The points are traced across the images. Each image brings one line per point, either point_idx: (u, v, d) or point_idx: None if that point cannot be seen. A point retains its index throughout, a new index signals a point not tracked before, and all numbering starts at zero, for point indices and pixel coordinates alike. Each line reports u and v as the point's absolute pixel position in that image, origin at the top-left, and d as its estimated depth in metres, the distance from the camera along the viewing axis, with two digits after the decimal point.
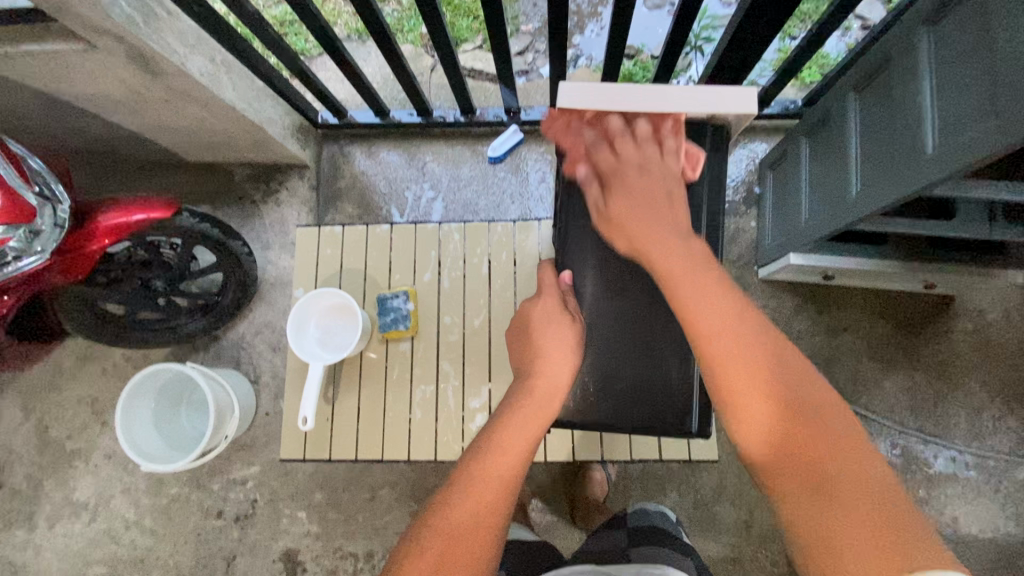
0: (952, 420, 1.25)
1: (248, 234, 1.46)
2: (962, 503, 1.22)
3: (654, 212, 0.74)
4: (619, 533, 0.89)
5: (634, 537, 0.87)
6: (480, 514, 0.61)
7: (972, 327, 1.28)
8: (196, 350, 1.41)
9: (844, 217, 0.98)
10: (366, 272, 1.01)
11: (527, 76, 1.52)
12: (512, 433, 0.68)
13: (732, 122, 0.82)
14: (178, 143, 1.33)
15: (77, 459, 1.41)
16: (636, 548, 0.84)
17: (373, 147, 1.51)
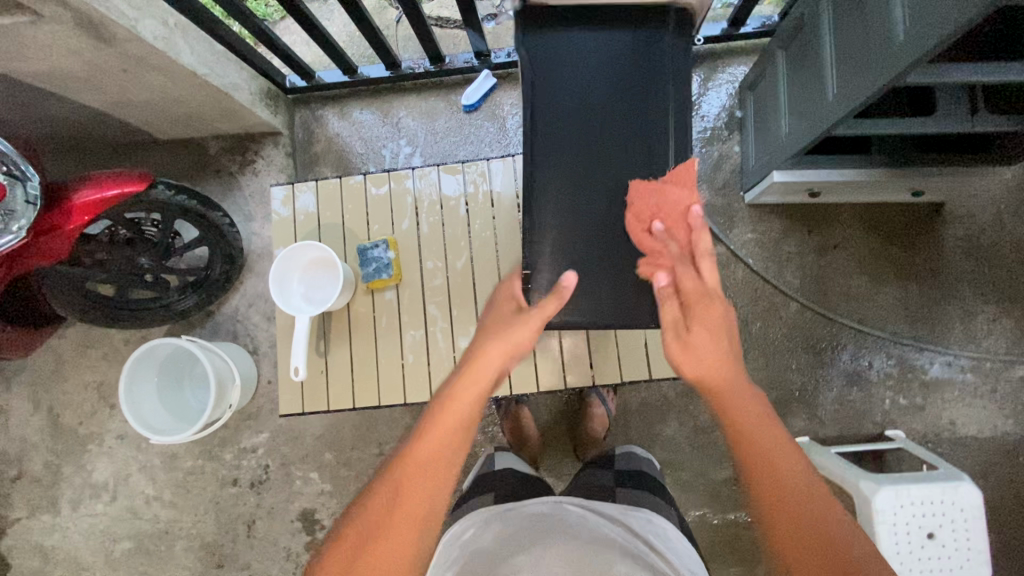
0: (946, 326, 1.25)
1: (230, 207, 1.45)
2: (960, 407, 1.23)
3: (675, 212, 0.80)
4: (604, 471, 0.89)
5: (620, 476, 0.87)
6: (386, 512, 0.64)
7: (963, 232, 1.27)
8: (193, 326, 1.42)
9: (823, 124, 0.96)
10: (344, 225, 1.00)
11: (495, 19, 1.48)
12: (461, 392, 0.70)
13: (694, 4, 0.79)
14: (148, 119, 1.31)
15: (91, 443, 1.44)
16: (624, 489, 0.84)
17: (345, 108, 1.49)
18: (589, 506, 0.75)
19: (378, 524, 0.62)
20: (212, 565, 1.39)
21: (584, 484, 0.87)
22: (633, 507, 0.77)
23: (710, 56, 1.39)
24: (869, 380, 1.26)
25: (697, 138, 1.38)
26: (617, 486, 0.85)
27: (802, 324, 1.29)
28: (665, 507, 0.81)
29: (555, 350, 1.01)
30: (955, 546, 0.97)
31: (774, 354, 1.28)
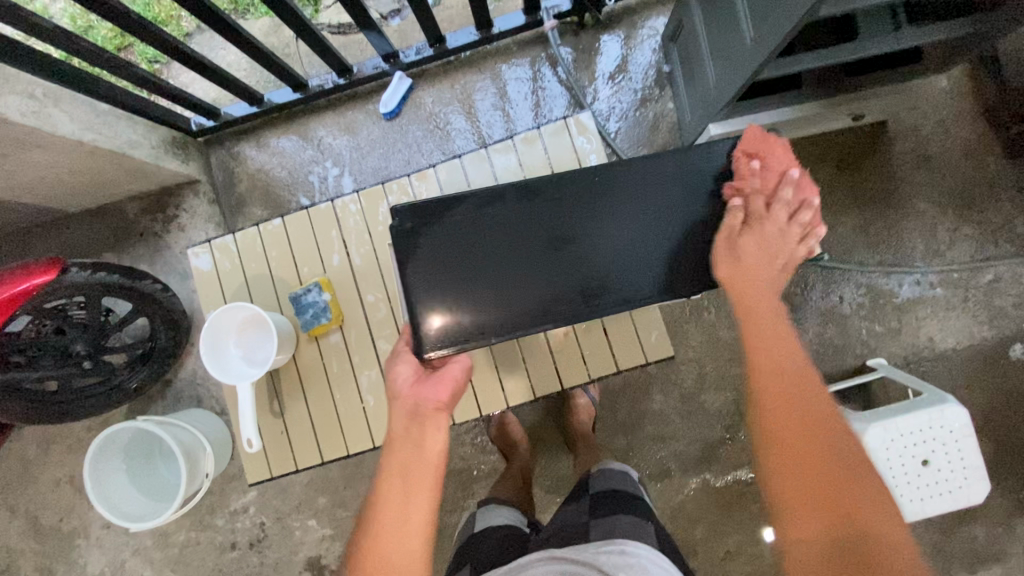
0: (909, 245, 1.24)
1: (163, 268, 1.37)
2: (935, 321, 1.22)
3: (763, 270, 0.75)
4: (584, 503, 0.91)
5: (598, 505, 0.88)
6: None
7: (911, 146, 1.24)
8: (154, 399, 1.36)
9: (747, 69, 0.91)
10: (273, 274, 0.94)
11: (400, 15, 1.40)
12: (392, 462, 0.69)
13: None
14: (50, 195, 1.22)
15: (78, 537, 1.39)
16: (599, 519, 0.84)
17: (262, 139, 1.41)
18: (565, 553, 0.71)
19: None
20: None
21: (563, 525, 0.87)
22: (605, 542, 0.74)
23: (626, 13, 1.33)
24: (844, 313, 1.24)
25: (629, 103, 1.33)
26: (592, 518, 0.85)
27: None
28: (643, 526, 0.81)
29: (518, 359, 0.95)
30: (951, 469, 0.97)
31: None
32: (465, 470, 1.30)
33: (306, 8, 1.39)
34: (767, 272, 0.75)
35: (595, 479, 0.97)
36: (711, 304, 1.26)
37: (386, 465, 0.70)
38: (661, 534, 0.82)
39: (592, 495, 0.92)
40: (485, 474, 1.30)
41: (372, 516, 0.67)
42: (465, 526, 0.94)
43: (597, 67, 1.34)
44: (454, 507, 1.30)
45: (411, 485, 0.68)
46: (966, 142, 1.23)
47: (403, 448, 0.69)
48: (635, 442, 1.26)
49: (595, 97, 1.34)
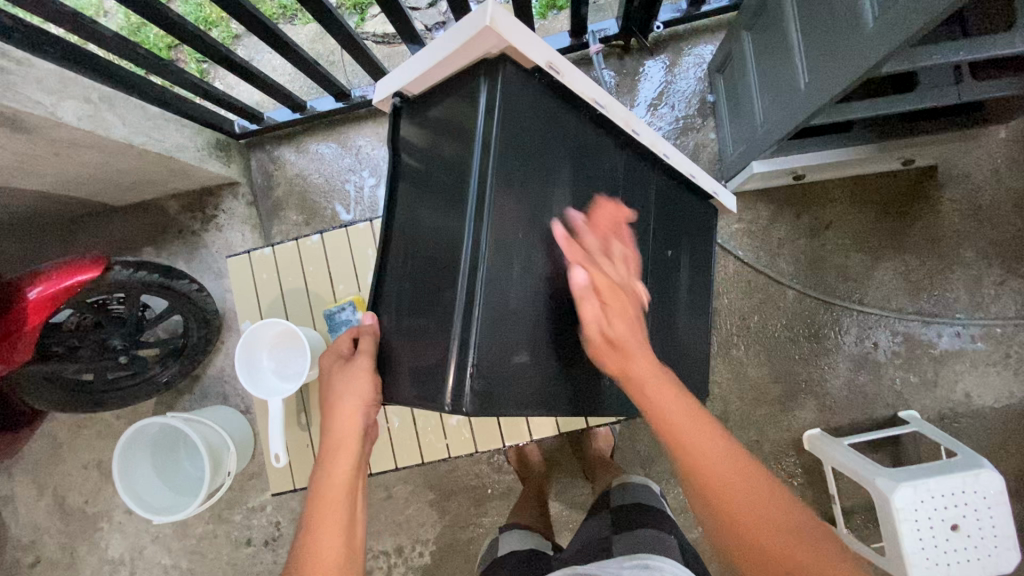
0: (951, 295, 1.20)
1: (198, 266, 1.40)
2: (974, 376, 1.18)
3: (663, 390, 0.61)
4: (603, 518, 0.92)
5: (617, 523, 0.88)
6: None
7: (960, 194, 1.20)
8: (182, 393, 1.39)
9: (798, 116, 0.89)
10: (309, 289, 0.96)
11: (445, 27, 1.41)
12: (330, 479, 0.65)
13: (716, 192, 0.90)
14: (97, 191, 1.25)
15: (101, 520, 1.43)
16: (622, 534, 0.84)
17: (301, 143, 1.43)
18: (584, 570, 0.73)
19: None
20: None
21: (584, 544, 0.88)
22: (628, 558, 0.75)
23: (672, 40, 1.31)
24: (877, 360, 1.21)
25: (670, 130, 1.32)
26: (613, 535, 0.86)
27: (800, 311, 1.24)
28: (666, 540, 0.81)
29: None
30: (980, 535, 0.94)
31: (776, 347, 1.24)
32: (480, 487, 1.31)
33: (352, 17, 1.41)
34: (685, 408, 0.61)
35: (614, 491, 0.98)
36: (741, 341, 1.24)
37: (324, 506, 0.63)
38: (682, 547, 0.83)
39: (612, 507, 0.93)
40: (499, 493, 1.30)
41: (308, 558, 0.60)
42: (487, 550, 0.94)
43: (639, 92, 1.33)
44: (466, 523, 1.31)
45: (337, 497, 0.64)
46: (1020, 193, 1.19)
47: (349, 490, 0.65)
48: (653, 474, 1.25)
49: None
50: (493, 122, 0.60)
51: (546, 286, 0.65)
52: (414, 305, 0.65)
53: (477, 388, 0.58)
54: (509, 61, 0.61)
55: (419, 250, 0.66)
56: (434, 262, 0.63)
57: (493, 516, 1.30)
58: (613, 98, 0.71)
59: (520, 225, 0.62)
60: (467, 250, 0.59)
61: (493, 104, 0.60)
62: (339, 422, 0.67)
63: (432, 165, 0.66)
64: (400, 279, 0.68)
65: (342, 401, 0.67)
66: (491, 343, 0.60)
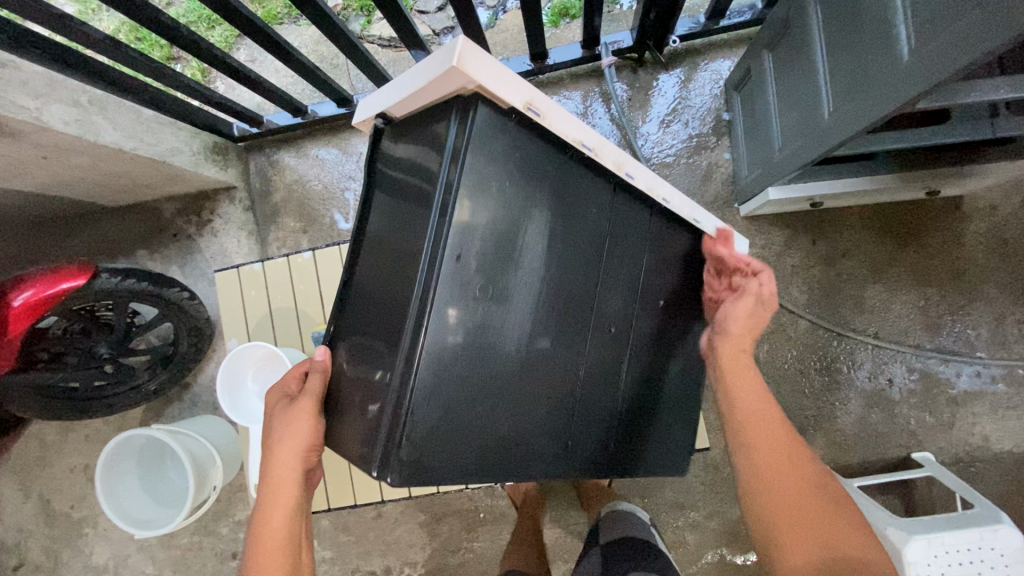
0: (972, 333, 1.15)
1: (192, 271, 1.37)
2: (993, 419, 1.13)
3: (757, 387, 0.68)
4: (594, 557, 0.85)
5: (608, 564, 0.82)
6: None
7: (986, 226, 1.15)
8: (171, 401, 1.36)
9: (821, 145, 0.84)
10: (298, 308, 0.92)
11: (453, 34, 1.37)
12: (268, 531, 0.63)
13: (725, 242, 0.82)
14: (90, 192, 1.22)
15: (86, 526, 1.39)
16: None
17: (302, 148, 1.39)
18: None
19: None
20: None
21: None
22: None
23: (689, 54, 1.26)
24: (892, 398, 1.16)
25: (682, 148, 1.27)
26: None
27: (813, 342, 1.19)
28: None
29: None
30: None
31: (785, 380, 1.19)
32: (472, 511, 1.27)
33: (358, 19, 1.37)
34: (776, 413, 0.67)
35: (604, 525, 0.92)
36: None
37: (260, 560, 0.61)
38: None
39: (601, 546, 0.87)
40: (492, 517, 1.26)
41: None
42: None
43: (651, 107, 1.27)
44: (457, 547, 1.27)
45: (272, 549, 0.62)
46: None
47: (291, 536, 0.63)
48: (653, 506, 1.20)
49: (647, 139, 1.27)
50: (460, 170, 0.57)
51: (499, 337, 0.62)
52: (370, 344, 0.63)
53: (406, 453, 0.57)
54: (481, 99, 0.56)
55: (378, 281, 0.63)
56: (389, 306, 0.61)
57: (485, 540, 1.26)
58: (604, 139, 0.64)
59: (481, 282, 0.60)
60: (421, 305, 0.57)
61: (462, 157, 0.57)
62: (275, 470, 0.64)
63: (396, 194, 0.63)
64: (361, 313, 0.65)
65: (282, 445, 0.64)
66: (433, 409, 0.58)
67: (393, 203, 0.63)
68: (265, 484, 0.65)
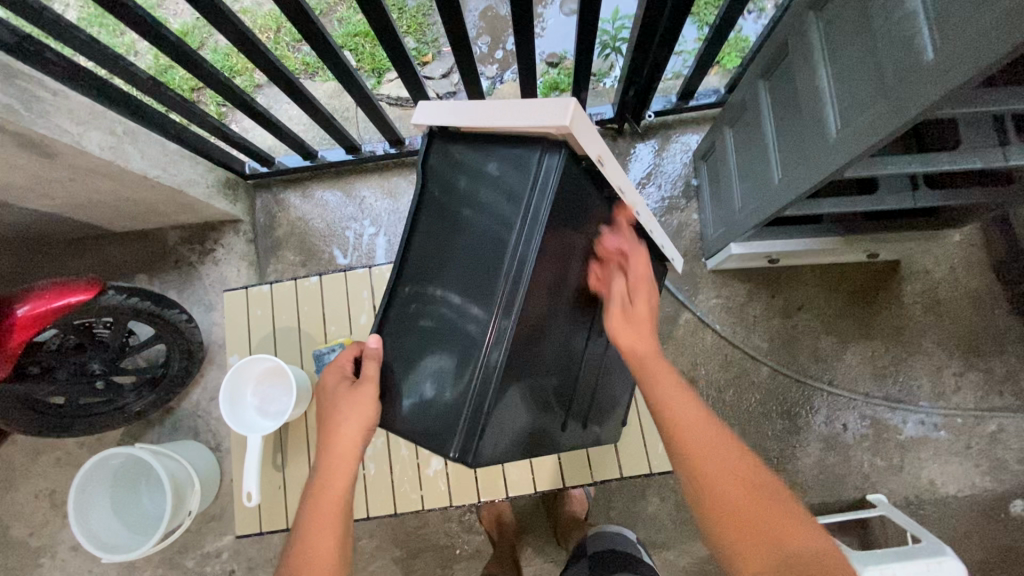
0: (915, 383, 1.26)
1: (189, 297, 1.42)
2: (938, 464, 1.22)
3: (670, 386, 0.66)
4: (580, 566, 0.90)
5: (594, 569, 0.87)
6: None
7: (921, 288, 1.29)
8: (152, 425, 1.36)
9: (772, 205, 0.98)
10: (301, 328, 0.98)
11: (455, 97, 1.53)
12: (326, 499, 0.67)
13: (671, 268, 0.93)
14: (103, 216, 1.28)
15: (42, 556, 1.33)
16: None
17: (307, 188, 1.49)
18: None
19: None
20: None
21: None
22: None
23: (663, 127, 1.44)
24: (846, 442, 1.25)
25: (657, 207, 1.41)
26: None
27: (774, 388, 1.29)
28: None
29: None
30: None
31: (749, 422, 1.27)
32: (449, 547, 1.27)
33: (370, 79, 1.52)
34: (702, 414, 0.65)
35: (590, 540, 0.96)
36: (717, 413, 1.28)
37: (318, 525, 0.65)
38: None
39: (588, 557, 0.91)
40: (468, 554, 1.27)
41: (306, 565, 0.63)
42: None
43: (629, 171, 1.43)
44: None
45: (327, 516, 0.66)
46: (976, 291, 1.28)
47: (344, 507, 0.68)
48: None
49: None
50: (532, 196, 0.62)
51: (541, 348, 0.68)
52: (430, 351, 0.67)
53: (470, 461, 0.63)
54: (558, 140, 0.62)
55: (435, 288, 0.67)
56: (451, 317, 0.65)
57: None
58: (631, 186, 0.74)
59: (539, 309, 0.65)
60: (492, 331, 0.63)
61: (533, 195, 0.62)
62: (338, 442, 0.69)
63: (458, 201, 0.67)
64: (419, 319, 0.68)
65: (345, 422, 0.69)
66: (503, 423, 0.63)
67: (447, 213, 0.67)
68: (329, 448, 0.71)
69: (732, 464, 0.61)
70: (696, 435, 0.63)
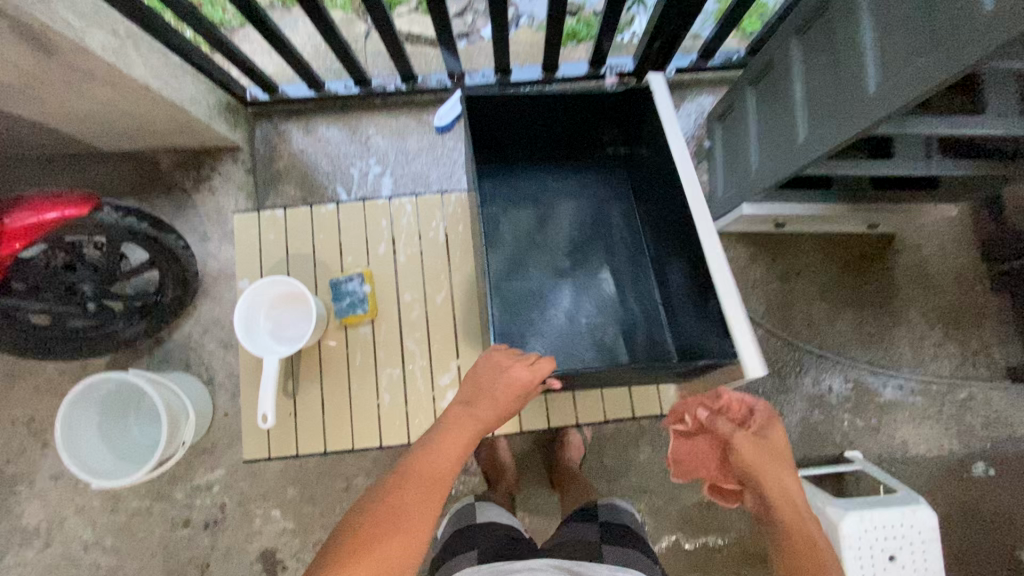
0: (898, 350, 1.33)
1: (182, 225, 1.36)
2: (911, 427, 1.30)
3: (776, 467, 0.75)
4: (590, 525, 0.87)
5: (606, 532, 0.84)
6: (385, 543, 0.64)
7: (911, 261, 1.35)
8: (140, 355, 1.31)
9: (795, 164, 0.99)
10: (316, 256, 0.96)
11: (468, 38, 1.47)
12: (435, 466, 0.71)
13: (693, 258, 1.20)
14: (93, 131, 1.20)
15: (19, 484, 1.29)
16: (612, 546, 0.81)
17: (310, 124, 1.43)
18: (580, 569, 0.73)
19: (367, 541, 0.63)
20: None
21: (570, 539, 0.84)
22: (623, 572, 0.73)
23: (679, 87, 1.43)
24: (830, 402, 1.32)
25: None
26: (605, 543, 0.81)
27: (767, 348, 1.34)
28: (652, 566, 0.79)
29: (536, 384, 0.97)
30: (914, 568, 1.02)
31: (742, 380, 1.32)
32: None
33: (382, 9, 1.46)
34: (789, 479, 0.75)
35: (604, 509, 0.92)
36: None
37: (425, 476, 0.70)
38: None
39: (601, 522, 0.87)
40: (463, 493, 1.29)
41: (389, 520, 0.66)
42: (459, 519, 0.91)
43: None
44: None
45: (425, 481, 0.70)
46: (961, 266, 1.34)
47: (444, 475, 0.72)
48: (617, 489, 1.29)
49: None
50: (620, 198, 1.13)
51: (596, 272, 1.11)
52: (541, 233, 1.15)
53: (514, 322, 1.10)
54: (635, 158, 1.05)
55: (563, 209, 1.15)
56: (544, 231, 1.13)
57: None
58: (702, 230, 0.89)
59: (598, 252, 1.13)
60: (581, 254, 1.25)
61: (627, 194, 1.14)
62: (475, 419, 0.76)
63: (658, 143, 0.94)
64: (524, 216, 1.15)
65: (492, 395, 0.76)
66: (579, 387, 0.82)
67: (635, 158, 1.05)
68: (452, 432, 0.75)
69: (786, 504, 0.73)
70: (780, 484, 0.74)
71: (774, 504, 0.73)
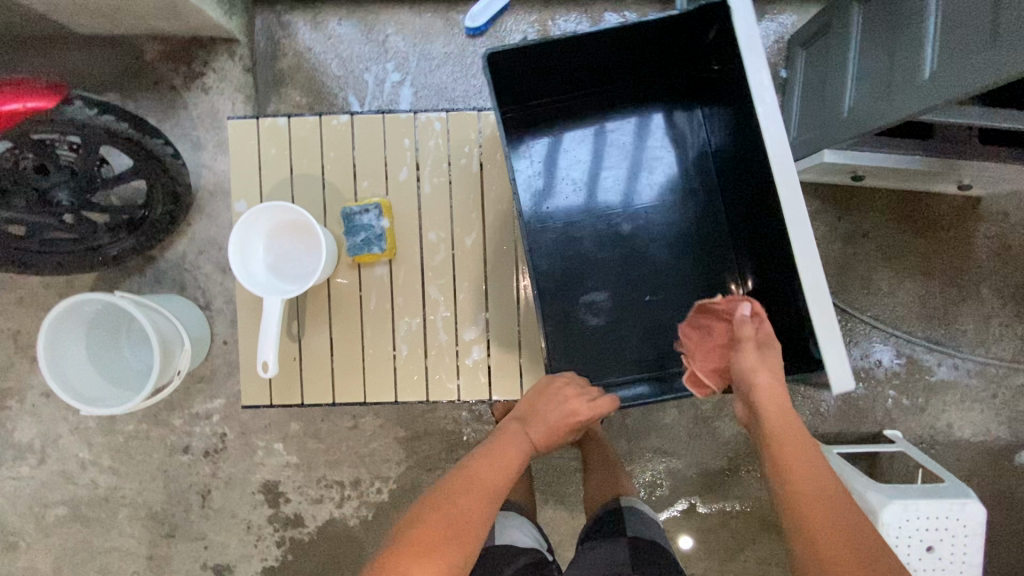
0: (960, 328, 1.21)
1: (172, 129, 1.19)
2: (959, 409, 1.21)
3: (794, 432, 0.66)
4: (615, 546, 0.76)
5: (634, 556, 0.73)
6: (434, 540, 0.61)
7: (994, 231, 1.20)
8: (131, 274, 1.20)
9: (906, 108, 0.80)
10: (325, 178, 0.81)
11: None
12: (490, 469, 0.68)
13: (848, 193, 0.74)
14: (60, 6, 1.00)
15: (9, 399, 1.22)
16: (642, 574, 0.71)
17: (318, 16, 1.21)
18: None
19: (418, 542, 0.61)
20: (161, 534, 1.25)
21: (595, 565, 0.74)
22: None
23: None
24: (876, 377, 1.22)
25: None
26: (634, 572, 0.70)
27: None
28: None
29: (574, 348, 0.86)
30: (951, 560, 0.96)
31: None
32: (455, 433, 1.23)
33: None
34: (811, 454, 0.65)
35: (631, 518, 0.81)
36: None
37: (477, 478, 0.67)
38: None
39: (629, 540, 0.76)
40: (475, 442, 1.23)
41: (441, 518, 0.63)
42: None
43: None
44: (434, 466, 1.23)
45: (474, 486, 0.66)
46: None
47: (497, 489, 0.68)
48: (636, 449, 1.22)
49: None
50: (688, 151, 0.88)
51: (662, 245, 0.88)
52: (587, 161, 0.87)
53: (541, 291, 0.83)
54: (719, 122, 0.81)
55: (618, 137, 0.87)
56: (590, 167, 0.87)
57: None
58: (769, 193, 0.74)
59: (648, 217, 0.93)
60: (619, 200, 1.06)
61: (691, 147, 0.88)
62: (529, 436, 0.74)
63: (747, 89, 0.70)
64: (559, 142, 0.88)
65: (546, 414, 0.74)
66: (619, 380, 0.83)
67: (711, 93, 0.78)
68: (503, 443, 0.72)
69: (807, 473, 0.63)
70: (797, 459, 0.64)
71: (790, 476, 0.63)
